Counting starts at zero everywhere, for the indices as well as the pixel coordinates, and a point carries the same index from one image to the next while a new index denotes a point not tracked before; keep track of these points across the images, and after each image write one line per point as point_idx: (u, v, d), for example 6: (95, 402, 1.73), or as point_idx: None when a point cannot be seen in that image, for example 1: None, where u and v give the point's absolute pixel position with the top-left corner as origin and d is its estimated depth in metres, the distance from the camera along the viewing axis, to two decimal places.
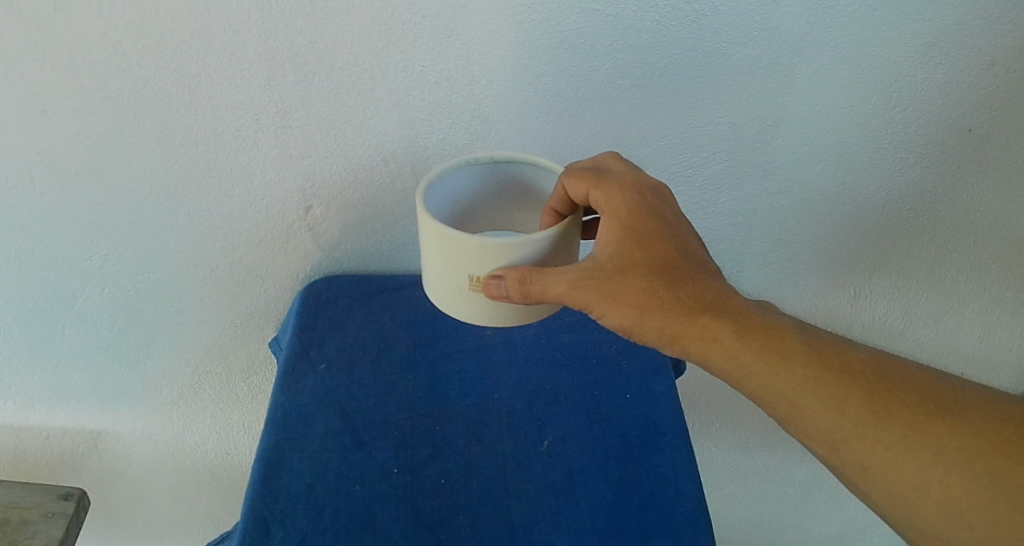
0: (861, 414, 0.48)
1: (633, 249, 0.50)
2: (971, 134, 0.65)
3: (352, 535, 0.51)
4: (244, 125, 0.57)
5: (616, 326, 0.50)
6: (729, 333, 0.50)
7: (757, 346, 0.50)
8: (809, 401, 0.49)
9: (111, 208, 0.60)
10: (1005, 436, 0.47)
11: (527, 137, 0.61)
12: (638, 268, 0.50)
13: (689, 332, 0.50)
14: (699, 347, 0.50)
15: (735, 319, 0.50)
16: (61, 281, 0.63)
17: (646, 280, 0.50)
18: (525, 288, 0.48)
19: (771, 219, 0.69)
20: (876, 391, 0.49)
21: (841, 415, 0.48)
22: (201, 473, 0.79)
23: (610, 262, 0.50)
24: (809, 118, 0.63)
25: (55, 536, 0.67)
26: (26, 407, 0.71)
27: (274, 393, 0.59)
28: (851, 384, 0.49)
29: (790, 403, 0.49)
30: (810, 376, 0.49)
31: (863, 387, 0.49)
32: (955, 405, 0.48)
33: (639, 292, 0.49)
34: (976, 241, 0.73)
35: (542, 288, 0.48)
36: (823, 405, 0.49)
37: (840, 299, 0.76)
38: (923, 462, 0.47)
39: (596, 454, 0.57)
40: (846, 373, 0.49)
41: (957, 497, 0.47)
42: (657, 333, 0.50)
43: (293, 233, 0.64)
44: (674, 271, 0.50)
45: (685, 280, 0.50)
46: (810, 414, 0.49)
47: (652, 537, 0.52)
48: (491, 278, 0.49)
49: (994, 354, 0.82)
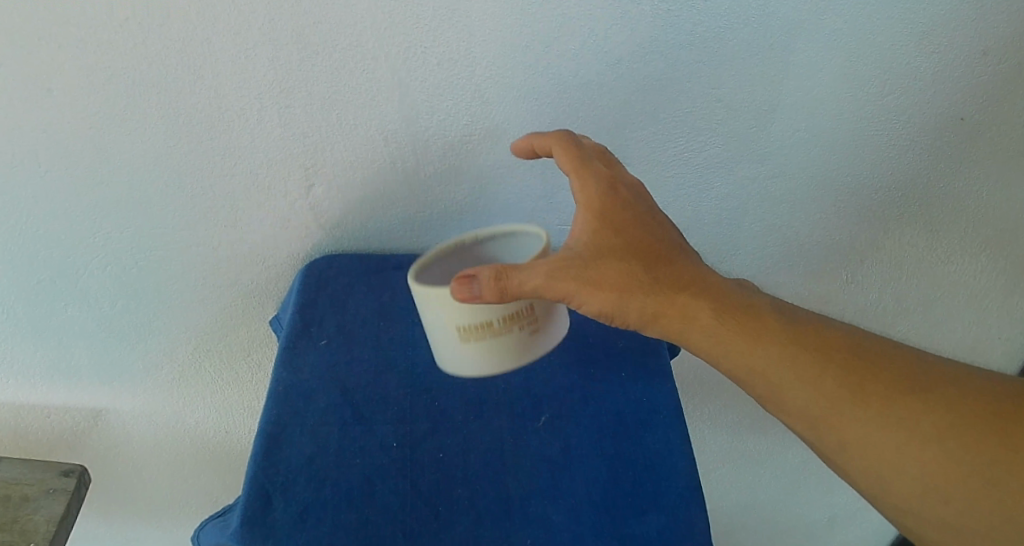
0: (836, 392, 0.50)
1: (610, 236, 0.52)
2: (962, 123, 0.67)
3: (353, 506, 0.52)
4: (248, 104, 0.58)
5: (597, 313, 0.51)
6: (708, 313, 0.51)
7: (733, 327, 0.51)
8: (785, 380, 0.50)
9: (115, 187, 0.61)
10: (978, 411, 0.49)
11: (526, 120, 0.62)
12: (616, 254, 0.51)
13: (669, 313, 0.51)
14: (679, 328, 0.51)
15: (712, 301, 0.52)
16: (64, 259, 0.64)
17: (625, 262, 0.51)
18: (501, 284, 0.49)
19: (765, 202, 0.70)
20: (850, 369, 0.50)
21: (816, 394, 0.50)
22: (201, 453, 0.80)
23: (588, 250, 0.51)
24: (803, 103, 0.64)
25: (57, 511, 0.68)
26: (28, 384, 0.72)
27: (275, 368, 0.59)
28: (825, 364, 0.50)
29: (766, 382, 0.51)
30: (785, 356, 0.51)
31: (837, 367, 0.50)
32: (928, 383, 0.50)
33: (619, 274, 0.51)
34: (966, 230, 0.74)
35: (520, 281, 0.49)
36: (800, 384, 0.50)
37: (833, 284, 0.78)
38: (897, 440, 0.49)
39: (593, 430, 0.58)
40: (821, 353, 0.51)
41: (932, 472, 0.48)
42: (639, 314, 0.51)
43: (293, 213, 0.65)
44: (652, 255, 0.52)
45: (663, 263, 0.52)
46: (787, 394, 0.50)
47: (646, 512, 0.53)
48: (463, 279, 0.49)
49: (982, 340, 0.84)
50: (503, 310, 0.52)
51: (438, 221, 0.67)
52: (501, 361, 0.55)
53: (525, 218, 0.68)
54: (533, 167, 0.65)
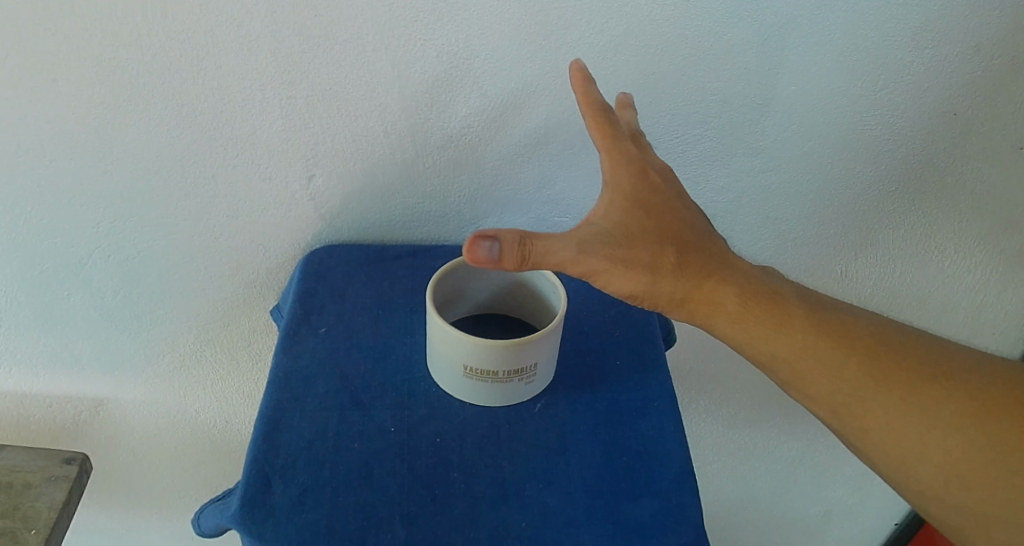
0: (858, 379, 0.51)
1: (641, 218, 0.52)
2: (956, 118, 0.68)
3: (350, 488, 0.53)
4: (250, 95, 0.59)
5: (624, 292, 0.51)
6: (734, 299, 0.52)
7: (759, 313, 0.52)
8: (809, 366, 0.52)
9: (119, 177, 0.62)
10: (998, 401, 0.50)
11: (524, 111, 0.63)
12: (646, 237, 0.52)
13: (697, 297, 0.52)
14: (706, 313, 0.52)
15: (739, 287, 0.52)
16: (68, 249, 0.65)
17: (655, 244, 0.51)
18: (526, 249, 0.47)
19: (760, 195, 0.71)
20: (873, 355, 0.51)
21: (839, 378, 0.51)
22: (202, 441, 0.82)
23: (619, 231, 0.51)
24: (797, 97, 0.65)
25: (59, 498, 0.70)
26: (31, 373, 0.74)
27: (276, 355, 0.60)
28: (849, 351, 0.52)
29: (790, 368, 0.52)
30: (809, 342, 0.52)
31: (861, 352, 0.52)
32: (950, 371, 0.51)
33: (650, 256, 0.51)
34: (961, 223, 0.75)
35: (546, 250, 0.48)
36: (823, 370, 0.51)
37: (828, 277, 0.79)
38: (919, 427, 0.50)
39: (588, 416, 0.58)
40: (844, 340, 0.52)
41: (953, 459, 0.49)
42: (666, 296, 0.51)
43: (294, 203, 0.66)
44: (681, 239, 0.53)
45: (691, 248, 0.53)
46: (811, 380, 0.52)
47: (641, 496, 0.54)
48: (483, 240, 0.46)
49: (977, 334, 0.85)
50: (509, 364, 0.55)
51: (437, 211, 0.68)
52: (495, 402, 0.58)
53: (523, 208, 0.69)
54: (531, 158, 0.66)
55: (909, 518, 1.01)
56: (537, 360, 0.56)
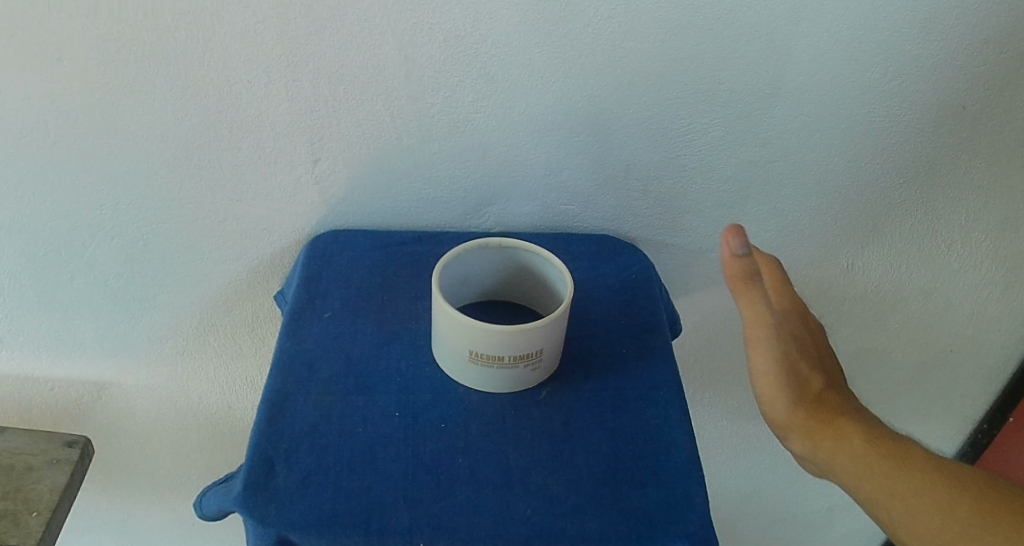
0: (970, 519, 0.49)
1: (807, 343, 0.56)
2: (963, 112, 0.67)
3: (354, 473, 0.53)
4: (256, 77, 0.59)
5: (767, 399, 0.55)
6: (861, 435, 0.53)
7: (884, 449, 0.52)
8: (918, 502, 0.50)
9: (123, 159, 0.62)
10: None
11: (530, 97, 0.63)
12: (800, 357, 0.55)
13: (826, 429, 0.54)
14: (831, 448, 0.53)
15: (867, 425, 0.54)
16: (72, 232, 0.65)
17: (805, 368, 0.55)
18: (747, 266, 0.52)
19: (766, 186, 0.71)
20: (992, 500, 0.49)
21: (950, 517, 0.49)
22: (205, 426, 0.82)
23: (790, 341, 0.54)
24: (805, 87, 0.64)
25: (61, 480, 0.71)
26: (33, 356, 0.74)
27: (280, 338, 0.60)
28: (964, 492, 0.50)
29: (902, 503, 0.51)
30: (926, 480, 0.51)
31: (978, 494, 0.50)
32: None
33: (801, 374, 0.55)
34: (967, 218, 0.75)
35: (748, 299, 0.53)
36: (932, 507, 0.50)
37: (833, 269, 0.78)
38: None
39: (594, 404, 0.58)
40: (963, 484, 0.50)
41: None
42: (798, 422, 0.54)
43: (300, 187, 0.65)
44: (826, 376, 0.56)
45: (831, 388, 0.56)
46: (920, 517, 0.50)
47: (646, 484, 0.53)
48: (741, 238, 0.52)
49: (981, 331, 0.84)
50: (515, 349, 0.54)
51: (443, 198, 0.68)
52: (500, 387, 0.58)
53: (530, 196, 0.69)
54: (538, 145, 0.66)
55: None
56: (544, 347, 0.55)
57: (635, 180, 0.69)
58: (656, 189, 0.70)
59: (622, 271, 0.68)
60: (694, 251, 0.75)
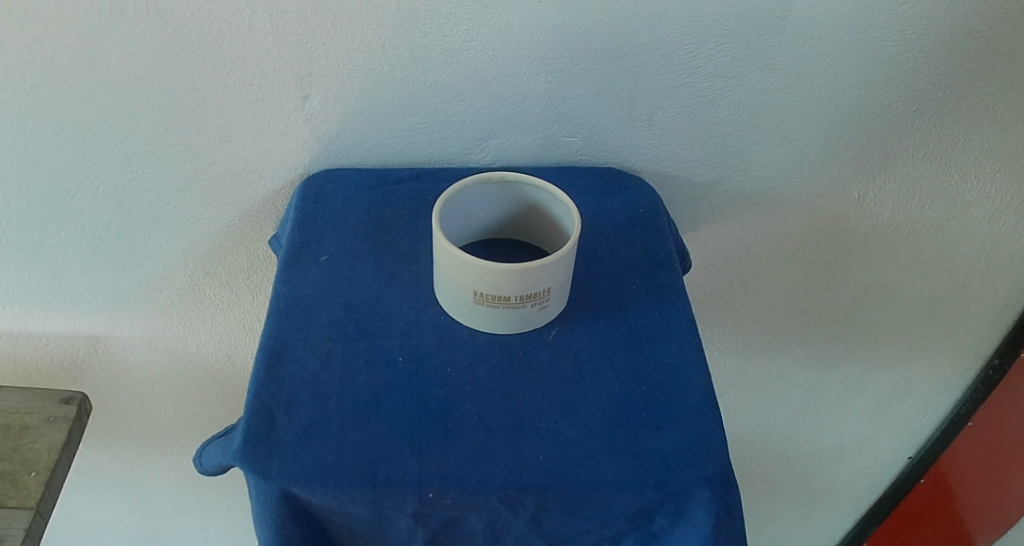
0: None
1: None
2: (981, 35, 0.64)
3: (358, 423, 0.51)
4: (238, 11, 0.55)
5: None
6: None
7: None
8: None
9: (103, 103, 0.59)
10: None
11: (527, 24, 0.59)
12: None
13: None
14: None
15: None
16: (55, 182, 0.62)
17: None
18: None
19: (776, 116, 0.68)
20: None
21: None
22: (204, 377, 0.80)
23: None
24: (818, 10, 0.61)
25: (58, 436, 0.70)
26: (25, 311, 0.72)
27: (276, 284, 0.58)
28: None
29: None
30: None
31: None
32: None
33: None
34: (984, 145, 0.72)
35: None
36: None
37: (845, 201, 0.76)
38: None
39: (604, 344, 0.56)
40: None
41: None
42: None
43: (290, 125, 0.62)
44: None
45: None
46: None
47: (662, 427, 0.51)
48: None
49: (995, 265, 0.82)
50: (522, 288, 0.52)
51: (440, 132, 0.65)
52: (506, 328, 0.55)
53: (531, 129, 0.66)
54: (537, 75, 0.62)
55: (923, 451, 1.00)
56: (551, 285, 0.53)
57: (640, 110, 0.66)
58: (662, 119, 0.67)
59: (629, 205, 0.65)
60: (702, 183, 0.72)
